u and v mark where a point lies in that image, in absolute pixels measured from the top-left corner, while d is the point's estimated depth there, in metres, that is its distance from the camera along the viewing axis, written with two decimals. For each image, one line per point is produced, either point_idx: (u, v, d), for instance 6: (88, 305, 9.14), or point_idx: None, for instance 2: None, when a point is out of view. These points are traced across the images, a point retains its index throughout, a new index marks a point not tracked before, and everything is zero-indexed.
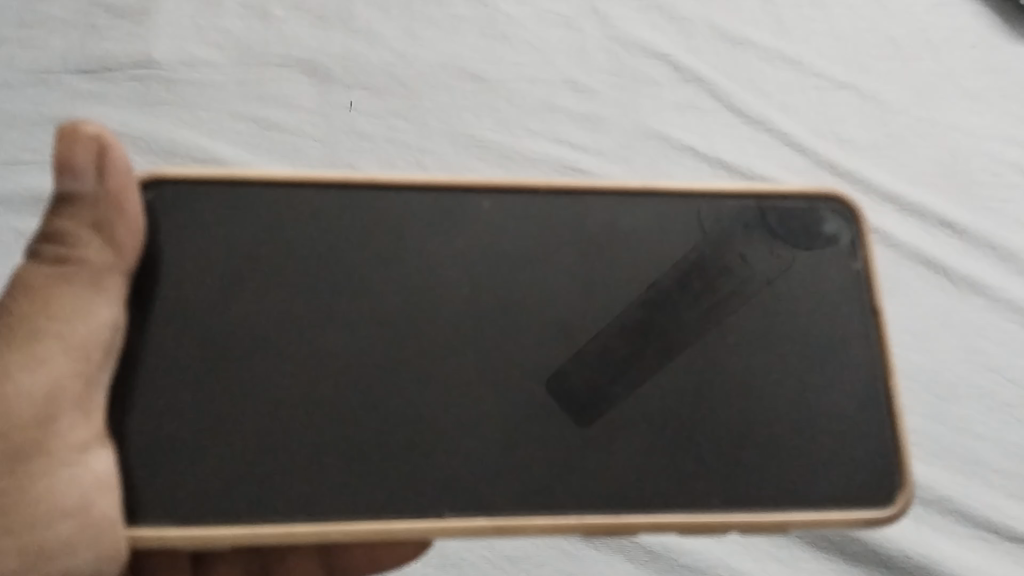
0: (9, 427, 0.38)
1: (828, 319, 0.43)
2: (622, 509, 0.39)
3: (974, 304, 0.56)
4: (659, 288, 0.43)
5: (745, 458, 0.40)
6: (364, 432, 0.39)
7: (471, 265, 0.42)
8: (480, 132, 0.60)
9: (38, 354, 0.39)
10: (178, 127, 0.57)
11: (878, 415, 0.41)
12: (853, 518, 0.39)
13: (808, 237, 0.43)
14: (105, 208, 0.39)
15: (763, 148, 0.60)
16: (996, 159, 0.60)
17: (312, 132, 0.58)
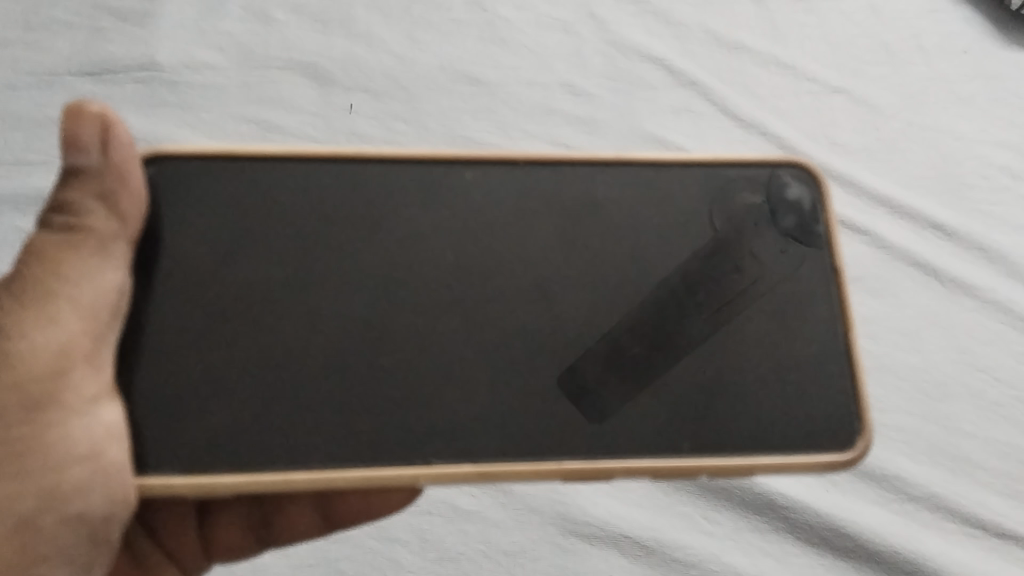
0: (20, 380, 0.36)
1: (796, 278, 0.41)
2: (598, 454, 0.37)
3: (962, 304, 0.58)
4: (651, 249, 0.42)
5: (718, 406, 0.39)
6: (354, 386, 0.38)
7: (463, 223, 0.41)
8: (477, 133, 0.61)
9: (48, 313, 0.37)
10: (178, 127, 0.59)
11: (840, 371, 0.40)
12: (816, 461, 0.38)
13: (773, 206, 0.43)
14: (109, 178, 0.37)
15: (755, 148, 0.62)
16: (987, 162, 0.63)
17: (313, 133, 0.60)
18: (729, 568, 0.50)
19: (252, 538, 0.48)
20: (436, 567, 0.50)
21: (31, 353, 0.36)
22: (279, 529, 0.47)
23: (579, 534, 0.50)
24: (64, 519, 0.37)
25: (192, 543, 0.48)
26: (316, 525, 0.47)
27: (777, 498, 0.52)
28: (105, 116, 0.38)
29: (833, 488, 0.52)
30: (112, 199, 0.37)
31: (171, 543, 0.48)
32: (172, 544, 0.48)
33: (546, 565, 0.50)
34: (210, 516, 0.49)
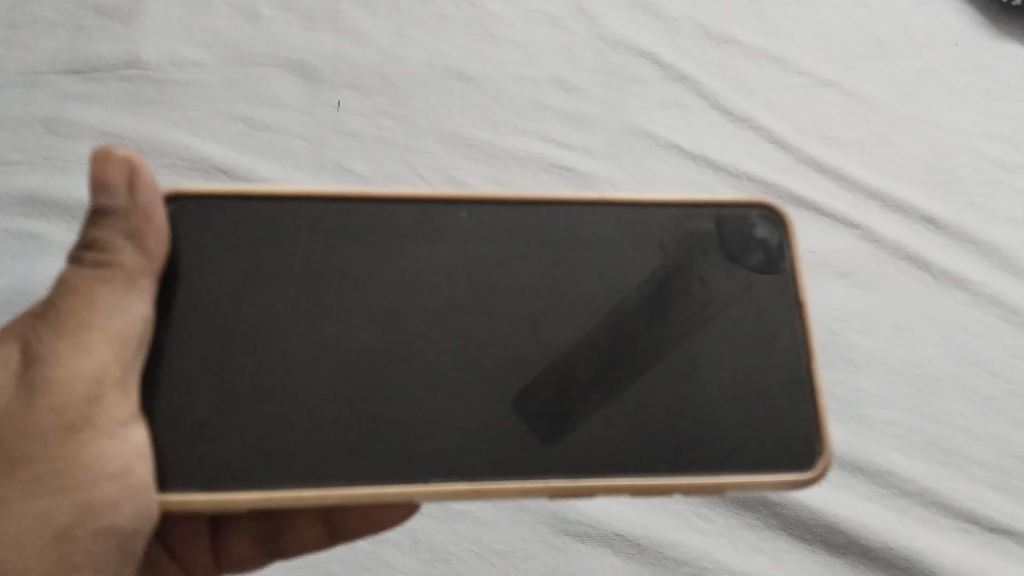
0: (57, 405, 0.36)
1: (762, 306, 0.41)
2: (580, 472, 0.37)
3: (954, 298, 0.58)
4: (630, 277, 0.41)
5: (689, 429, 0.39)
6: (336, 413, 0.38)
7: (434, 254, 0.41)
8: (467, 130, 0.61)
9: (81, 340, 0.37)
10: (165, 125, 0.58)
11: (801, 400, 0.40)
12: (775, 479, 0.38)
13: (741, 241, 0.42)
14: (137, 218, 0.37)
15: (746, 144, 0.62)
16: (980, 155, 0.63)
17: (302, 131, 0.59)
18: (723, 567, 0.50)
19: (259, 551, 0.48)
20: (428, 568, 0.49)
21: (67, 380, 0.36)
22: (286, 542, 0.47)
23: (571, 533, 0.50)
24: (92, 536, 0.37)
25: (204, 556, 0.48)
26: (319, 539, 0.47)
27: (770, 497, 0.51)
28: (132, 159, 0.38)
29: (827, 485, 0.52)
30: (139, 238, 0.37)
31: (183, 555, 0.48)
32: (187, 556, 0.48)
33: (537, 564, 0.49)
34: (221, 529, 0.49)
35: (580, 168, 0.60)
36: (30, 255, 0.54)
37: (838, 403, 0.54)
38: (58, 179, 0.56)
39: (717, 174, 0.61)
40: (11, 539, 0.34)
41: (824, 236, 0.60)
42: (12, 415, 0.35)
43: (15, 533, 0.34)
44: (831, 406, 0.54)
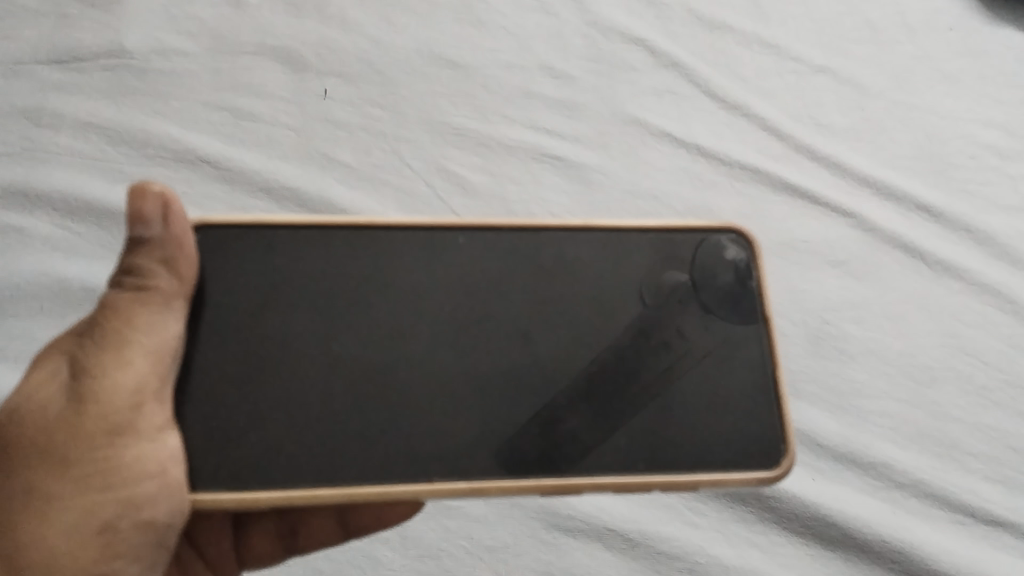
0: (99, 413, 0.35)
1: (731, 322, 0.41)
2: (569, 471, 0.37)
3: (949, 287, 0.57)
4: (607, 292, 0.41)
5: (667, 431, 0.39)
6: (316, 426, 0.38)
7: (408, 272, 0.41)
8: (456, 119, 0.60)
9: (119, 354, 0.36)
10: (149, 116, 0.57)
11: (766, 410, 0.39)
12: (747, 478, 0.38)
13: (712, 263, 0.41)
14: (172, 244, 0.37)
15: (739, 132, 0.62)
16: (974, 142, 0.62)
17: (288, 120, 0.58)
18: (715, 561, 0.49)
19: (279, 546, 0.48)
20: (417, 564, 0.48)
21: (108, 391, 0.35)
22: (304, 537, 0.47)
23: (562, 529, 0.49)
24: (132, 537, 0.36)
25: (226, 551, 0.48)
26: (337, 533, 0.47)
27: (763, 490, 0.51)
28: (166, 193, 0.38)
29: (820, 477, 0.52)
30: (174, 264, 0.37)
31: (206, 550, 0.48)
32: (212, 554, 0.48)
33: (529, 560, 0.49)
34: (243, 526, 0.48)
35: (571, 157, 0.60)
36: (10, 247, 0.53)
37: (832, 394, 0.54)
38: (39, 171, 0.55)
39: (710, 163, 0.60)
40: (55, 534, 0.34)
41: (817, 226, 0.59)
42: (58, 423, 0.35)
43: (59, 529, 0.34)
44: (825, 397, 0.54)
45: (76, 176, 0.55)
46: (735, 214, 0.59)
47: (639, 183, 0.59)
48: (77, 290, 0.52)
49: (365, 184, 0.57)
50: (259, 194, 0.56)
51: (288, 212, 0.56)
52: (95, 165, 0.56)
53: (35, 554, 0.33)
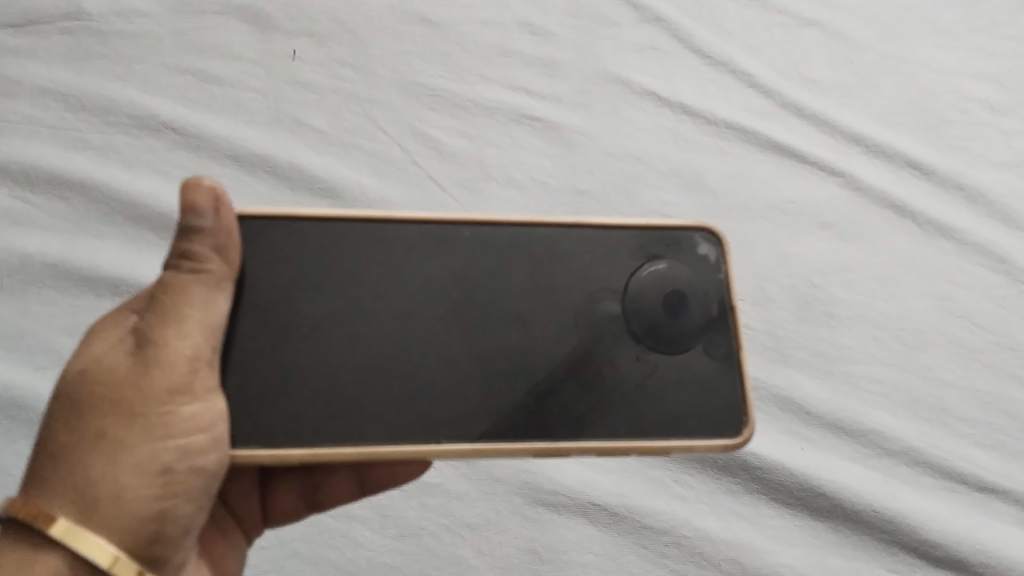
0: (161, 374, 0.33)
1: (699, 306, 0.39)
2: (564, 433, 0.36)
3: (939, 248, 0.56)
4: (588, 264, 0.39)
5: (649, 396, 0.37)
6: (295, 396, 0.36)
7: (390, 240, 0.39)
8: (430, 79, 0.58)
9: (175, 322, 0.34)
10: (111, 81, 0.55)
11: (728, 392, 0.38)
12: (713, 444, 0.37)
13: (681, 254, 0.40)
14: (223, 230, 0.35)
15: (725, 90, 0.60)
16: (966, 97, 0.60)
17: (256, 84, 0.56)
18: (702, 534, 0.48)
19: (303, 502, 0.45)
20: (398, 543, 0.47)
21: (169, 355, 0.33)
22: (326, 494, 0.45)
23: (545, 504, 0.48)
24: (187, 502, 0.34)
25: (254, 509, 0.45)
26: (356, 491, 0.45)
27: (751, 461, 0.50)
28: (218, 187, 0.35)
29: (808, 446, 0.50)
30: (225, 249, 0.35)
31: (236, 507, 0.44)
32: (240, 510, 0.45)
33: (512, 536, 0.47)
34: (264, 482, 0.46)
35: (551, 118, 0.58)
36: None
37: (822, 359, 0.52)
38: None
39: (694, 123, 0.59)
40: (123, 477, 0.32)
41: (805, 186, 0.57)
42: (121, 381, 0.33)
43: (127, 472, 0.32)
44: (814, 363, 0.52)
45: (35, 145, 0.53)
46: (720, 174, 0.57)
47: (621, 144, 0.58)
48: (38, 266, 0.50)
49: (337, 150, 0.55)
50: (226, 161, 0.54)
51: (258, 180, 0.54)
52: (55, 134, 0.54)
53: (105, 496, 0.31)
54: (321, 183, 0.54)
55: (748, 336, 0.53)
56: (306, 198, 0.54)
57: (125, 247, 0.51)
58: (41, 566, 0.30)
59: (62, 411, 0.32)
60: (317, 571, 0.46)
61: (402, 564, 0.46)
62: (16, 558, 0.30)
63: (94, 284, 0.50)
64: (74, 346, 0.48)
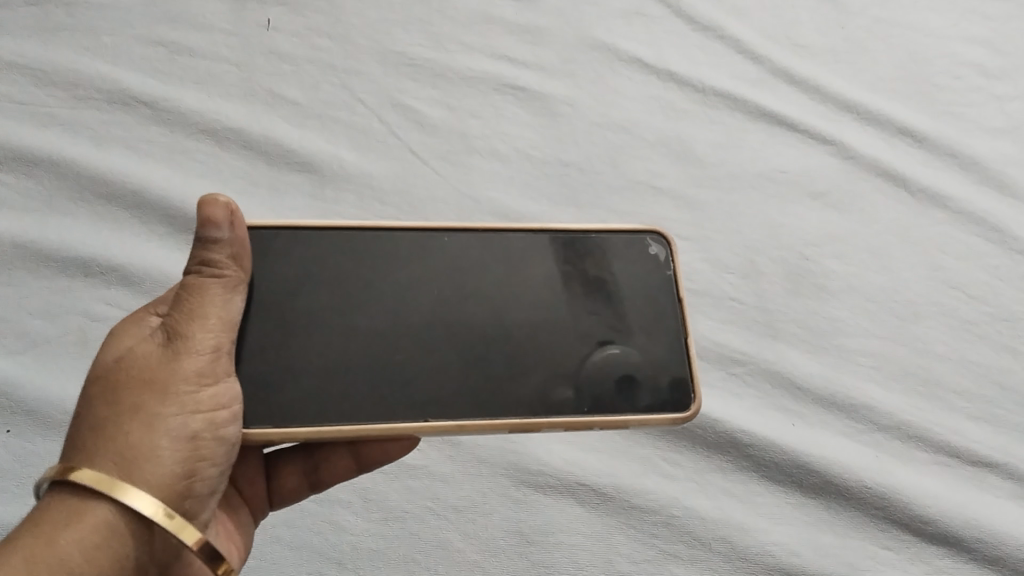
0: (189, 360, 0.32)
1: (649, 302, 0.38)
2: (531, 410, 0.36)
3: (932, 216, 0.55)
4: (545, 260, 0.39)
5: (607, 378, 0.37)
6: (280, 381, 0.35)
7: (347, 239, 0.38)
8: (409, 49, 0.57)
9: (197, 314, 0.33)
10: (79, 54, 0.53)
11: (678, 375, 0.37)
12: (660, 417, 0.36)
13: (630, 259, 0.39)
14: (238, 236, 0.34)
15: (713, 57, 0.59)
16: (959, 61, 0.60)
17: (229, 55, 0.55)
18: (692, 514, 0.47)
19: (306, 482, 0.44)
20: (381, 528, 0.46)
21: (193, 345, 0.32)
22: (326, 472, 0.44)
23: (532, 486, 0.47)
24: (207, 484, 0.33)
25: (260, 490, 0.43)
26: (355, 468, 0.44)
27: (740, 437, 0.48)
28: (233, 201, 0.34)
29: (799, 422, 0.49)
30: (240, 255, 0.34)
31: (241, 485, 0.43)
32: (247, 488, 0.43)
33: (498, 519, 0.46)
34: (269, 467, 0.44)
35: (534, 87, 0.57)
36: None
37: (812, 333, 0.51)
38: None
39: (682, 91, 0.58)
40: (159, 446, 0.31)
41: (795, 154, 0.56)
42: (149, 367, 0.32)
43: (163, 440, 0.31)
44: (804, 337, 0.51)
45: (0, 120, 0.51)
46: (709, 144, 0.56)
47: (606, 114, 0.57)
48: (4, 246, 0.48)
49: (314, 122, 0.54)
50: (200, 136, 0.52)
51: (233, 154, 0.52)
52: (21, 109, 0.52)
53: (146, 460, 0.30)
54: (297, 157, 0.53)
55: (737, 310, 0.52)
56: (282, 172, 0.52)
57: (97, 226, 0.50)
58: (88, 515, 0.29)
59: (93, 392, 0.31)
60: (299, 558, 0.45)
61: (385, 549, 0.45)
62: (62, 512, 0.29)
63: (63, 264, 0.48)
64: (45, 329, 0.46)
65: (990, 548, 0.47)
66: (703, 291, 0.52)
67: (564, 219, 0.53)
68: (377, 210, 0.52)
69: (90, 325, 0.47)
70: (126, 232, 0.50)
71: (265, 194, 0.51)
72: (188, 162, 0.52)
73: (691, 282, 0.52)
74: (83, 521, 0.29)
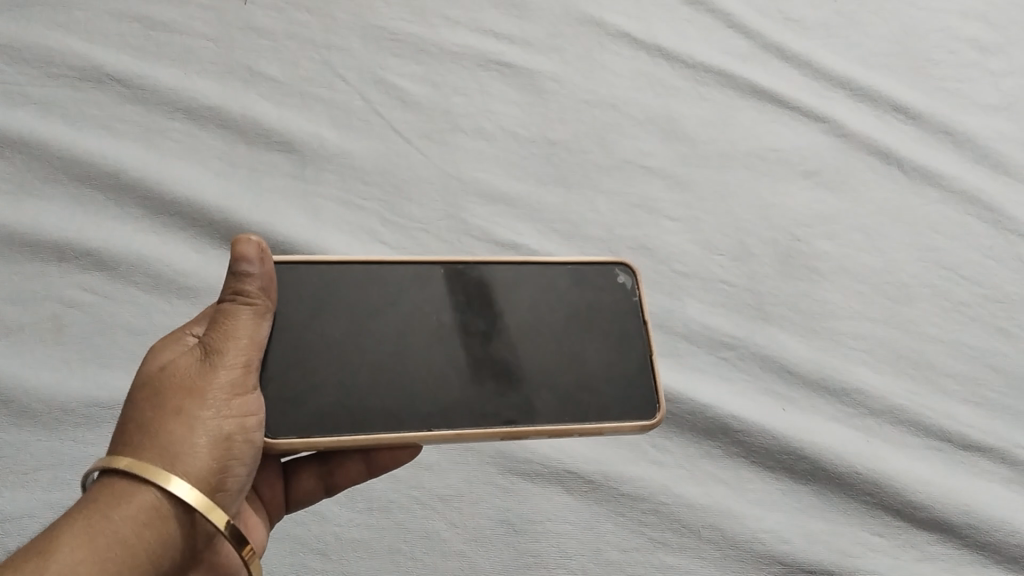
0: (223, 377, 0.32)
1: (615, 323, 0.38)
2: (514, 420, 0.35)
3: (924, 195, 0.54)
4: (524, 286, 0.38)
5: (579, 393, 0.37)
6: (291, 389, 0.34)
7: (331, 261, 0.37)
8: (393, 23, 0.55)
9: (227, 339, 0.33)
10: (51, 30, 0.52)
11: (645, 389, 0.37)
12: (627, 424, 0.36)
13: (597, 286, 0.39)
14: (267, 271, 0.34)
15: (703, 31, 0.58)
16: (952, 37, 0.59)
17: (207, 31, 0.53)
18: (681, 501, 0.46)
19: (322, 485, 0.43)
20: (365, 518, 0.45)
21: (226, 363, 0.32)
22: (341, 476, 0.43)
23: (519, 474, 0.46)
24: (238, 485, 0.33)
25: (278, 495, 0.42)
26: (367, 473, 0.43)
27: (729, 423, 0.47)
28: (263, 241, 0.34)
29: (790, 408, 0.48)
30: (269, 289, 0.34)
31: (260, 489, 0.41)
32: (266, 495, 0.42)
33: (485, 508, 0.46)
34: (285, 470, 0.43)
35: (521, 63, 0.56)
36: None
37: (804, 316, 0.50)
38: None
39: (672, 66, 0.57)
40: (198, 446, 0.31)
41: (786, 131, 0.56)
42: (186, 377, 0.32)
43: (202, 439, 0.31)
44: (795, 320, 0.50)
45: None
46: (699, 121, 0.56)
47: (594, 90, 0.56)
48: None
49: (294, 100, 0.52)
50: (177, 115, 0.51)
51: (210, 135, 0.51)
52: None
53: (187, 457, 0.30)
54: (276, 136, 0.51)
55: (727, 293, 0.51)
56: (261, 153, 0.51)
57: (70, 208, 0.48)
58: (137, 498, 0.29)
59: (135, 398, 0.31)
60: (284, 550, 0.43)
61: (369, 540, 0.44)
62: (111, 495, 0.29)
63: (32, 246, 0.46)
64: (14, 315, 0.45)
65: (982, 533, 0.46)
66: (693, 274, 0.51)
67: (551, 200, 0.52)
68: (360, 191, 0.50)
69: (64, 312, 0.45)
70: (103, 215, 0.48)
71: (244, 176, 0.50)
72: (166, 142, 0.50)
73: (680, 263, 0.51)
74: (132, 503, 0.29)
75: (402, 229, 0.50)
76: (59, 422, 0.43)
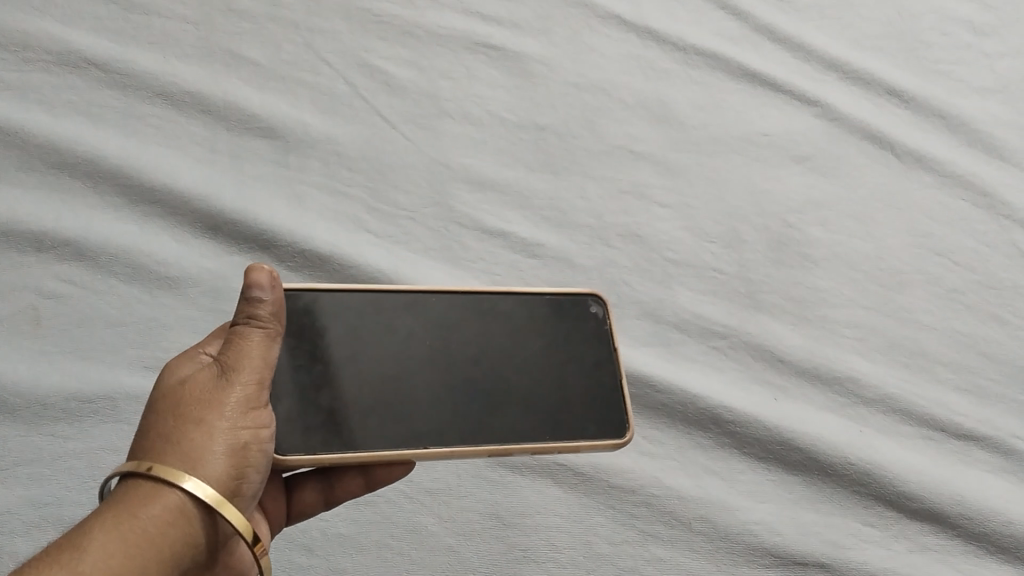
0: (237, 394, 0.31)
1: (589, 345, 0.39)
2: (499, 440, 0.36)
3: (918, 180, 0.53)
4: (504, 311, 0.39)
5: (557, 413, 0.37)
6: (287, 408, 0.34)
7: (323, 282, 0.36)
8: (377, 5, 0.54)
9: (239, 359, 0.31)
10: (27, 13, 0.50)
11: (618, 406, 0.38)
12: (603, 441, 0.37)
13: (573, 309, 0.39)
14: (281, 297, 0.33)
15: (693, 12, 0.57)
16: (945, 18, 0.58)
17: (187, 14, 0.52)
18: (671, 493, 0.45)
19: (323, 498, 0.42)
20: (352, 512, 0.44)
21: (240, 381, 0.31)
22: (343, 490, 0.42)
23: (508, 466, 0.46)
24: (251, 491, 0.32)
25: (280, 506, 0.41)
26: (366, 488, 0.42)
27: (721, 413, 0.47)
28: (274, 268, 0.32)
29: (781, 398, 0.48)
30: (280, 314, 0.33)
31: (263, 500, 0.41)
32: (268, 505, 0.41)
33: (472, 501, 0.45)
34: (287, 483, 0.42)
35: (508, 45, 0.55)
36: None
37: (797, 304, 0.50)
38: None
39: (663, 49, 0.56)
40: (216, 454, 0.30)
41: (777, 115, 0.55)
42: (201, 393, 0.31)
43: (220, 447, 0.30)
44: (788, 308, 0.50)
45: None
46: (689, 105, 0.55)
47: (583, 73, 0.55)
48: None
49: (276, 84, 0.51)
50: (156, 101, 0.50)
51: (191, 121, 0.50)
52: None
53: (206, 466, 0.30)
54: (258, 122, 0.50)
55: (719, 281, 0.50)
56: (244, 139, 0.50)
57: (47, 196, 0.47)
58: (165, 498, 0.29)
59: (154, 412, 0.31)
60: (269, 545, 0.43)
61: (355, 535, 0.43)
62: (139, 493, 0.29)
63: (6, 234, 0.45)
64: None
65: (975, 524, 0.45)
66: (684, 262, 0.50)
67: (540, 187, 0.51)
68: (345, 178, 0.49)
69: (42, 304, 0.44)
70: (81, 203, 0.47)
71: (227, 163, 0.49)
72: (146, 129, 0.49)
73: (670, 250, 0.50)
74: (160, 503, 0.29)
75: (388, 219, 0.49)
76: (38, 417, 0.42)
